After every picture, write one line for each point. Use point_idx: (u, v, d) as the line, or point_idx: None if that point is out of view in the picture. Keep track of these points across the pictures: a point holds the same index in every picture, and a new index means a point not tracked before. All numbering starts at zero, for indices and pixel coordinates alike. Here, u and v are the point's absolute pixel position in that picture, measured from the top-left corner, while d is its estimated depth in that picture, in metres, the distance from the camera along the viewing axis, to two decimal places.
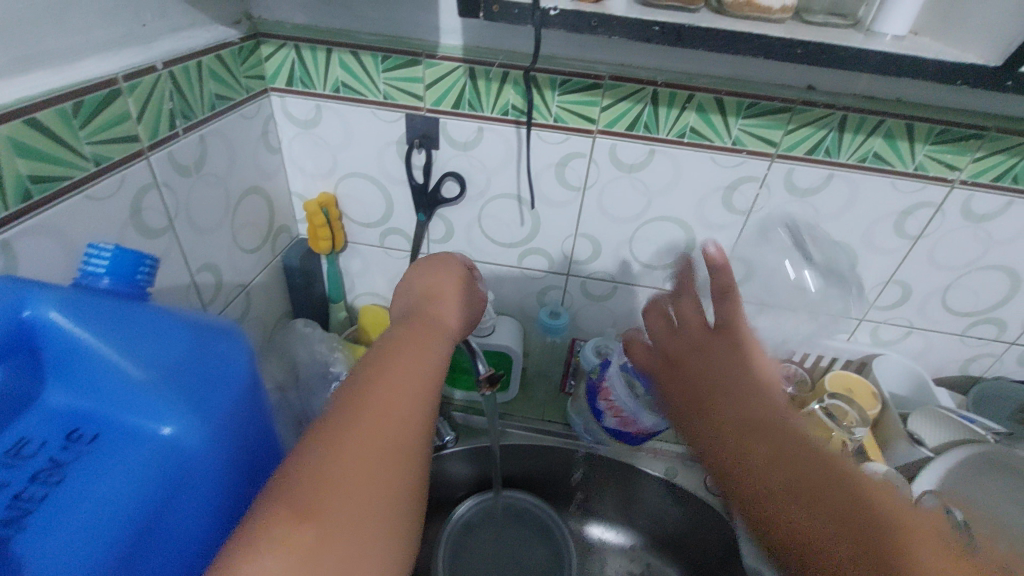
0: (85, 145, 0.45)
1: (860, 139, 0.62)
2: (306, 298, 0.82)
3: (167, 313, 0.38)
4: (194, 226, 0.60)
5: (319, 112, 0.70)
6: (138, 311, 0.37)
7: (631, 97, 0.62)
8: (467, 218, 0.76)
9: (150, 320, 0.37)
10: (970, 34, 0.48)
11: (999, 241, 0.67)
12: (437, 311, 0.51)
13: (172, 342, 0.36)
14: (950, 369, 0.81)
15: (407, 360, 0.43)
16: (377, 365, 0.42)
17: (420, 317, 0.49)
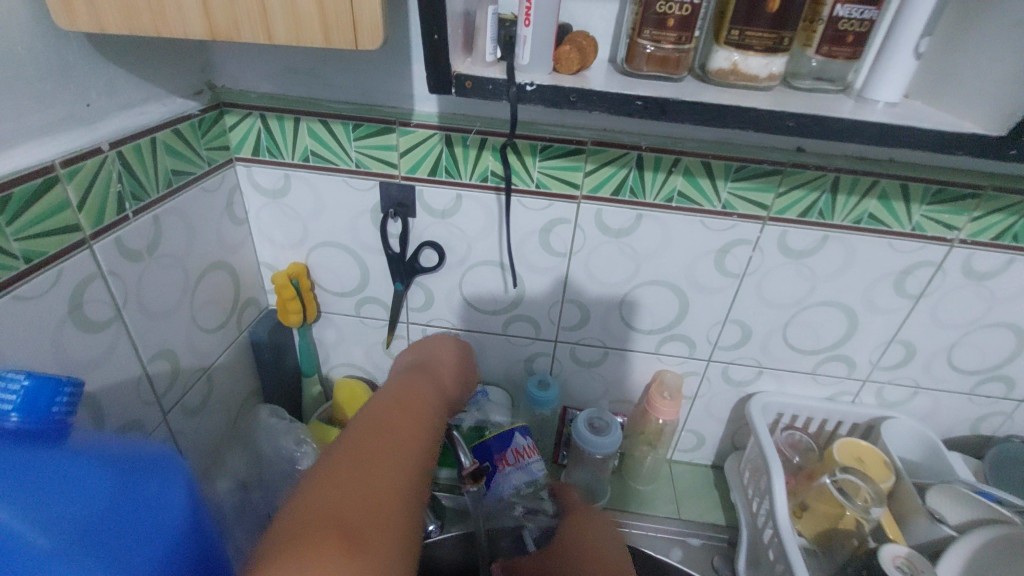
0: (13, 242, 0.41)
1: (854, 201, 0.59)
2: (276, 374, 0.76)
3: (87, 454, 0.32)
4: (146, 313, 0.55)
5: (287, 181, 0.66)
6: (50, 458, 0.31)
7: (615, 162, 0.60)
8: (448, 286, 0.72)
9: (64, 465, 0.31)
10: (965, 100, 0.46)
11: (1002, 299, 0.65)
12: (427, 371, 0.56)
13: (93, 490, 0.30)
14: (960, 429, 0.77)
15: (396, 420, 0.45)
16: (375, 424, 0.44)
17: (410, 385, 0.52)
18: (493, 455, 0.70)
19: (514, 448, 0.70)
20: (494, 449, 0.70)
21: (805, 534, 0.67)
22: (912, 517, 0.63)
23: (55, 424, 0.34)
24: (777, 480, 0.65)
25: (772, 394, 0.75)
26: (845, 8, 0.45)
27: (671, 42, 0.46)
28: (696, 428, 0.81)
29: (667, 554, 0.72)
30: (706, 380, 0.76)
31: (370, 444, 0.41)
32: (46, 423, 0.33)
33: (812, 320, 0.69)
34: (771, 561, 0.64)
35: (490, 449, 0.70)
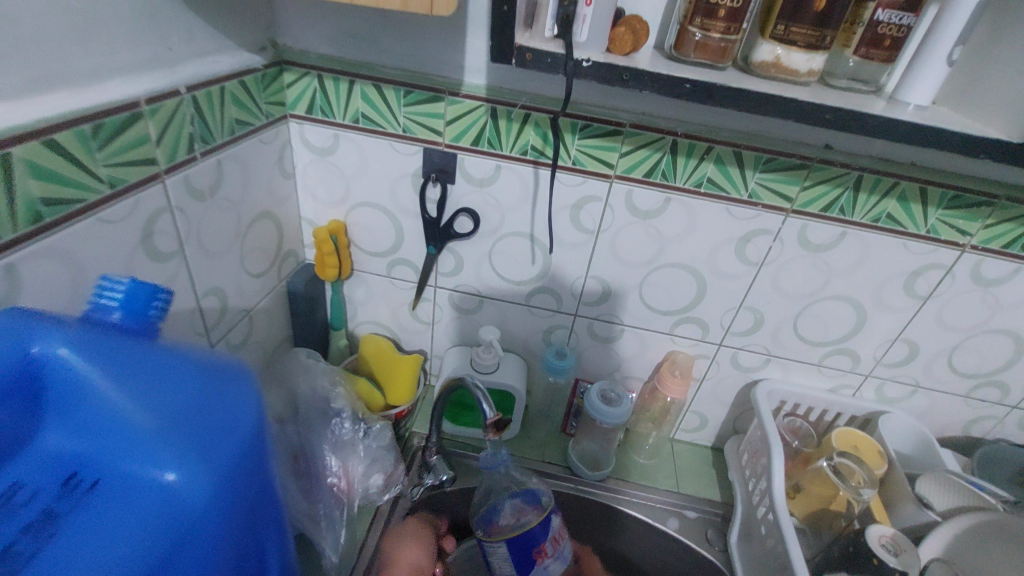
0: (101, 167, 0.44)
1: (874, 200, 0.62)
2: (308, 325, 0.80)
3: (178, 352, 0.36)
4: (204, 250, 0.58)
5: (335, 140, 0.69)
6: (145, 351, 0.35)
7: (651, 145, 0.63)
8: (478, 253, 0.75)
9: (161, 361, 0.35)
10: (992, 108, 0.49)
11: (1006, 306, 0.68)
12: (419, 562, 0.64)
13: (182, 382, 0.34)
14: (954, 429, 0.80)
15: None
16: None
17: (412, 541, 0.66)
18: (536, 543, 0.64)
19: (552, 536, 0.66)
20: (538, 538, 0.64)
21: (798, 514, 0.72)
22: (901, 503, 0.67)
23: (150, 324, 0.38)
24: (777, 460, 0.69)
25: (778, 382, 0.79)
26: (887, 11, 0.48)
27: (718, 32, 0.49)
28: (701, 410, 0.85)
29: (664, 523, 0.76)
30: (714, 363, 0.79)
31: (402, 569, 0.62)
32: (143, 322, 0.38)
33: (822, 312, 0.72)
34: (763, 535, 0.69)
35: (533, 539, 0.64)
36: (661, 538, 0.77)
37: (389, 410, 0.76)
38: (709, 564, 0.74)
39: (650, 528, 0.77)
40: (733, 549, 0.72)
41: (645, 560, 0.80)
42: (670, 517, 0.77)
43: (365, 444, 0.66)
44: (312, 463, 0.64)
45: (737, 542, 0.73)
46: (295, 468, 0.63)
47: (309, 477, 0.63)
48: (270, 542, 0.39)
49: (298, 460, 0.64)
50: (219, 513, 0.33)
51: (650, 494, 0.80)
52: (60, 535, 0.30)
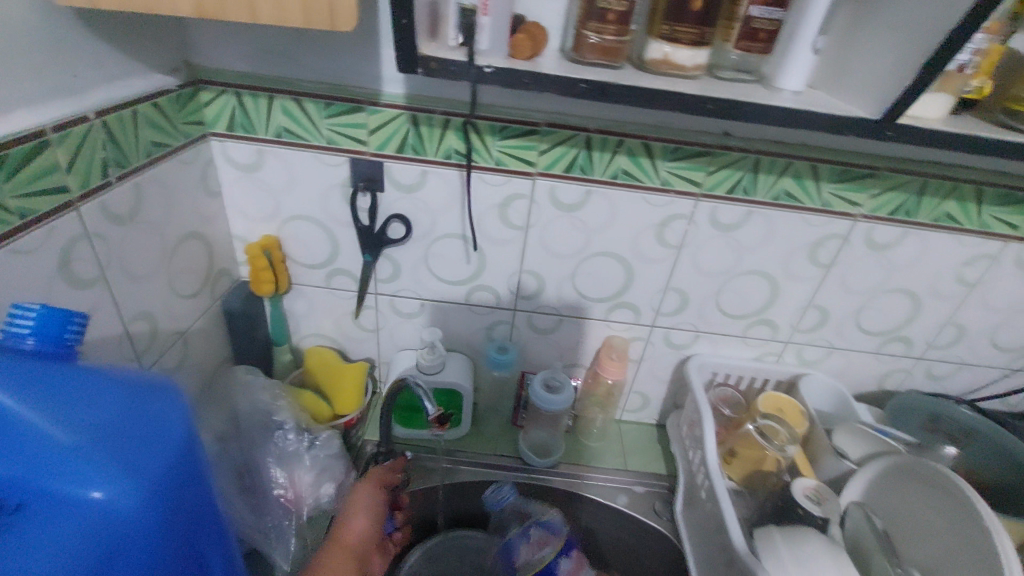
0: (8, 199, 0.44)
1: (772, 180, 0.68)
2: (249, 342, 0.80)
3: (99, 373, 0.37)
4: (129, 274, 0.58)
5: (260, 156, 0.70)
6: (65, 373, 0.36)
7: (566, 142, 0.66)
8: (414, 257, 0.77)
9: (84, 382, 0.36)
10: (857, 90, 0.54)
11: (900, 267, 0.75)
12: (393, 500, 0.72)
13: (107, 403, 0.35)
14: (869, 384, 0.88)
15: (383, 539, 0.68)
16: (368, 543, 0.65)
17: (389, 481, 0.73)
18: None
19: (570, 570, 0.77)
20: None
21: (734, 477, 0.76)
22: (822, 458, 0.73)
23: (68, 347, 0.38)
24: (709, 428, 0.74)
25: (708, 355, 0.84)
26: (759, 8, 0.53)
27: (611, 34, 0.53)
28: (642, 390, 0.89)
29: (614, 500, 0.80)
30: (650, 344, 0.84)
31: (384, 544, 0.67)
32: (60, 346, 0.38)
33: (740, 287, 0.77)
34: (703, 500, 0.73)
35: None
36: (613, 515, 0.81)
37: (337, 419, 0.76)
38: (655, 532, 0.78)
39: (602, 507, 0.81)
40: (678, 516, 0.76)
41: (600, 539, 0.83)
42: (620, 494, 0.81)
43: (312, 454, 0.67)
44: (256, 478, 0.64)
45: (682, 510, 0.77)
46: (240, 484, 0.64)
47: (255, 493, 0.64)
48: (214, 549, 0.41)
49: (243, 476, 0.64)
50: (153, 525, 0.35)
51: (600, 474, 0.83)
52: None
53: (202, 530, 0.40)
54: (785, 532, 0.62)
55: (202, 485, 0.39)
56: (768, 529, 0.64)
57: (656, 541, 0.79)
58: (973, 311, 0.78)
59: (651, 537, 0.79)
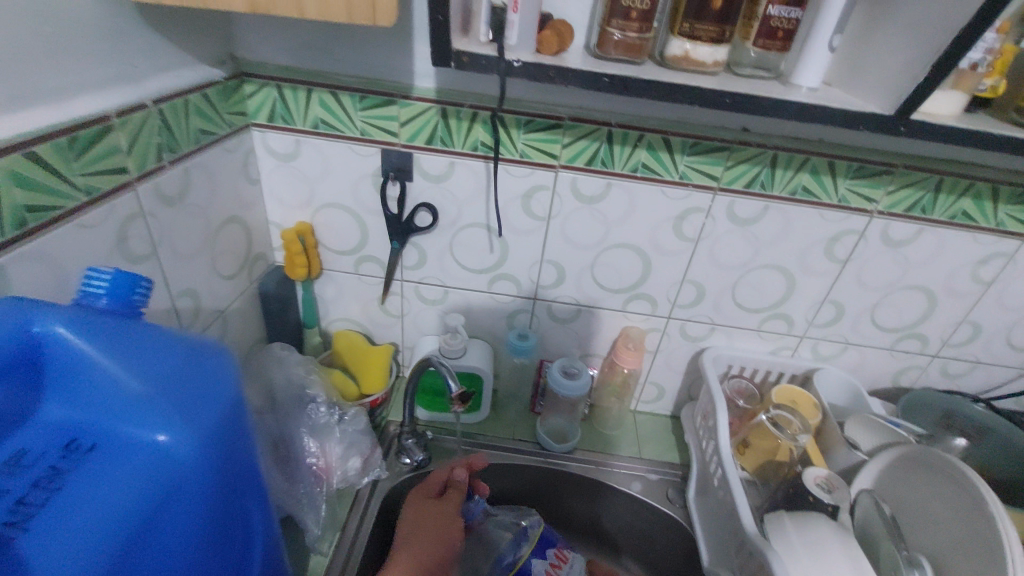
0: (77, 176, 0.48)
1: (790, 175, 0.70)
2: (281, 324, 0.84)
3: (161, 330, 0.40)
4: (176, 252, 0.62)
5: (297, 146, 0.74)
6: (132, 329, 0.40)
7: (589, 136, 0.69)
8: (439, 246, 0.80)
9: (147, 338, 0.40)
10: (870, 87, 0.56)
11: (916, 264, 0.76)
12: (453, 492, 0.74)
13: (165, 358, 0.39)
14: (884, 380, 0.88)
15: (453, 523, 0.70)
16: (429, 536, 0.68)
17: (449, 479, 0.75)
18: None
19: (546, 569, 0.73)
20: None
21: (747, 468, 0.77)
22: (835, 449, 0.74)
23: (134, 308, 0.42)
24: (722, 417, 0.76)
25: (723, 348, 0.86)
26: (777, 7, 0.55)
27: (634, 31, 0.56)
28: (658, 381, 0.91)
29: (628, 486, 0.82)
30: (666, 335, 0.86)
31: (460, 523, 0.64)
32: (127, 306, 0.42)
33: (756, 280, 0.79)
34: (716, 487, 0.75)
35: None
36: (627, 501, 0.83)
37: (363, 397, 0.80)
38: (669, 519, 0.80)
39: (616, 492, 0.83)
40: (690, 503, 0.78)
41: (614, 524, 0.85)
42: (634, 481, 0.83)
43: (341, 429, 0.71)
44: (292, 450, 0.68)
45: (694, 498, 0.79)
46: (277, 456, 0.67)
47: (290, 462, 0.67)
48: (253, 504, 0.45)
49: (279, 448, 0.67)
50: (203, 474, 0.39)
51: (615, 461, 0.85)
52: (65, 487, 0.36)
53: (243, 482, 0.43)
54: (794, 517, 0.63)
55: (245, 443, 0.43)
56: (778, 514, 0.65)
57: (669, 528, 0.81)
58: (990, 309, 0.79)
59: (665, 524, 0.80)
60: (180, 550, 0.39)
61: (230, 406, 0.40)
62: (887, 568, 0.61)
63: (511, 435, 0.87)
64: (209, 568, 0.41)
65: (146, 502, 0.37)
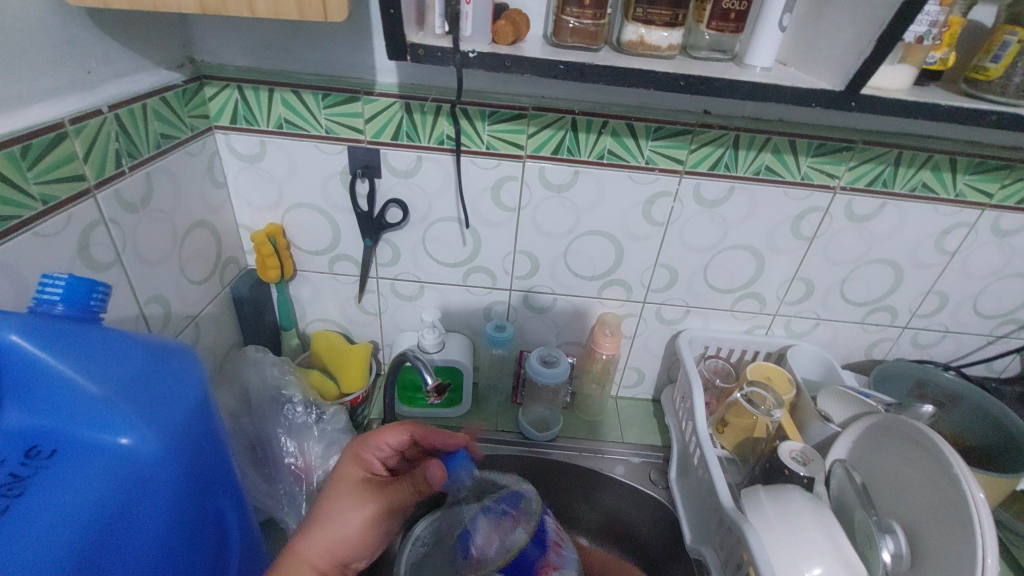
0: (33, 185, 0.48)
1: (753, 155, 0.71)
2: (258, 326, 0.84)
3: (122, 334, 0.40)
4: (141, 258, 0.62)
5: (263, 147, 0.73)
6: (92, 334, 0.39)
7: (554, 125, 0.69)
8: (412, 241, 0.80)
9: (108, 342, 0.39)
10: (823, 65, 0.57)
11: (881, 238, 0.77)
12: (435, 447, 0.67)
13: (128, 361, 0.39)
14: (857, 353, 0.90)
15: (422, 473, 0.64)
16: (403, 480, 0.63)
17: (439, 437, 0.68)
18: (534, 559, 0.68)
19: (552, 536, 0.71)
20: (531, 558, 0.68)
21: (727, 446, 0.79)
22: (810, 423, 0.75)
23: (91, 313, 0.42)
24: (697, 396, 0.77)
25: (698, 330, 0.87)
26: None
27: (589, 18, 0.56)
28: (638, 365, 0.92)
29: (611, 471, 0.83)
30: (641, 319, 0.87)
31: (354, 464, 0.62)
32: (84, 312, 0.41)
33: (726, 261, 0.80)
34: (695, 467, 0.76)
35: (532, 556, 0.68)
36: (612, 486, 0.83)
37: (344, 396, 0.79)
38: (651, 501, 0.81)
39: (599, 477, 0.84)
40: (672, 484, 0.79)
41: (600, 510, 0.86)
42: (616, 465, 0.84)
43: (320, 428, 0.70)
44: (268, 451, 0.68)
45: (676, 478, 0.80)
46: (253, 457, 0.67)
47: (266, 462, 0.68)
48: (224, 503, 0.45)
49: (256, 450, 0.68)
50: (175, 466, 0.39)
51: (597, 447, 0.86)
52: (27, 494, 0.36)
53: (214, 480, 0.44)
54: (770, 490, 0.63)
55: (214, 437, 0.43)
56: (754, 488, 0.65)
57: (652, 510, 0.81)
58: (954, 279, 0.81)
59: (647, 505, 0.81)
60: (151, 551, 0.39)
61: (196, 401, 0.41)
62: (859, 533, 0.61)
63: (493, 427, 0.88)
64: (183, 567, 0.41)
65: (113, 502, 0.37)
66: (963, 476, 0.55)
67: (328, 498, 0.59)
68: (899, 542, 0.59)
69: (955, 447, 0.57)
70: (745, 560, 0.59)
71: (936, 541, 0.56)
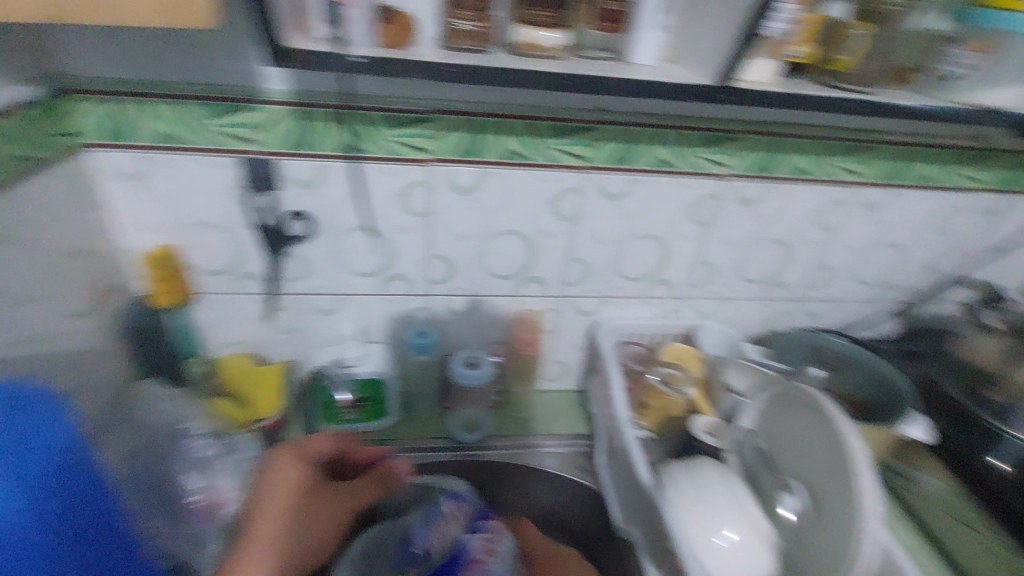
0: None
1: (649, 149, 0.74)
2: (156, 357, 0.77)
3: None
4: (6, 294, 0.55)
5: (147, 164, 0.68)
6: None
7: (455, 127, 0.69)
8: (320, 253, 0.77)
9: None
10: (699, 60, 0.60)
11: (769, 219, 0.83)
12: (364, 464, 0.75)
13: None
14: (759, 327, 0.97)
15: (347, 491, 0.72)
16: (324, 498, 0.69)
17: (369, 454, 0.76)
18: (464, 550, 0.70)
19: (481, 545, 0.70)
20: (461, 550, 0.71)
21: (649, 426, 0.82)
22: (719, 397, 0.80)
23: None
24: (616, 382, 0.80)
25: (615, 319, 0.90)
26: None
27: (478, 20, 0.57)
28: (562, 358, 0.94)
29: (542, 464, 0.85)
30: (561, 313, 0.89)
31: (300, 471, 0.62)
32: None
33: (634, 251, 0.84)
34: (619, 451, 0.78)
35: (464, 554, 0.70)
36: (544, 480, 0.85)
37: (259, 420, 0.76)
38: (582, 489, 0.83)
39: (532, 472, 0.85)
40: (601, 470, 0.82)
41: (535, 505, 0.87)
42: (547, 458, 0.86)
43: (225, 457, 0.68)
44: (171, 490, 0.62)
45: (603, 464, 0.82)
46: (156, 499, 0.61)
47: (170, 502, 0.62)
48: (96, 553, 0.46)
49: (157, 491, 0.62)
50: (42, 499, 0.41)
51: (527, 443, 0.87)
52: None
53: (80, 532, 0.44)
54: (686, 466, 0.66)
55: (69, 473, 0.43)
56: (671, 465, 0.67)
57: (584, 498, 0.84)
58: (835, 251, 0.89)
59: (579, 494, 0.84)
60: None
61: (65, 436, 0.43)
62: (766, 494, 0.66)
63: (423, 435, 0.87)
64: None
65: None
66: (848, 432, 0.59)
67: (265, 500, 0.59)
68: (799, 499, 0.63)
69: (840, 405, 0.61)
70: (666, 535, 0.62)
71: (826, 494, 0.61)
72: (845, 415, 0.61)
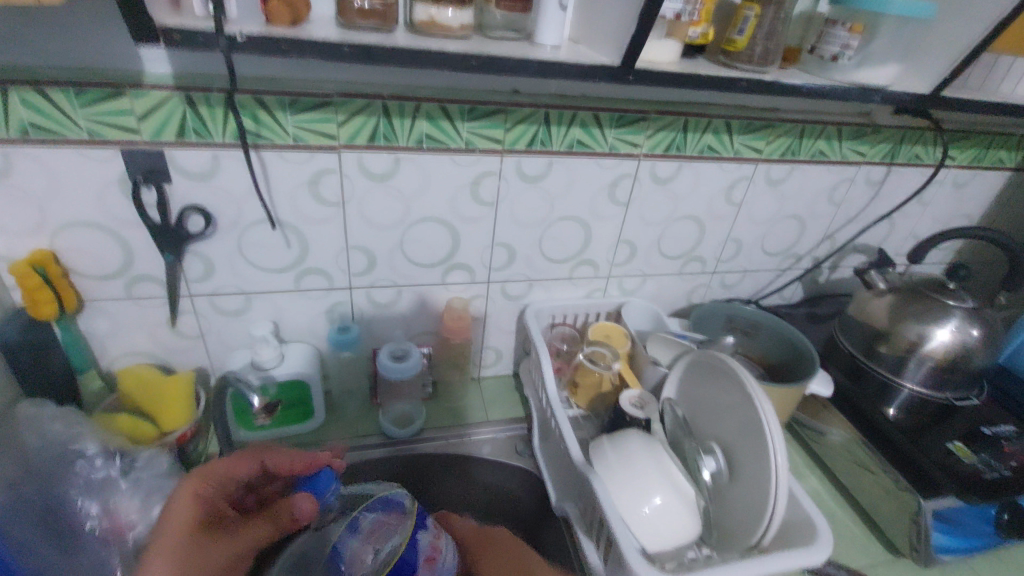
0: None
1: (564, 130, 0.74)
2: (40, 376, 0.70)
3: None
4: None
5: (7, 159, 0.60)
6: None
7: (364, 112, 0.66)
8: (227, 250, 0.72)
9: None
10: (604, 41, 0.61)
11: (683, 196, 0.87)
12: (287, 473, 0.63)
13: None
14: (681, 301, 1.02)
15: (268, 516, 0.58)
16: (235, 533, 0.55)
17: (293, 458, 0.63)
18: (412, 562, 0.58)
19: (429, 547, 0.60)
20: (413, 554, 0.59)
21: (580, 405, 0.84)
22: (644, 369, 0.83)
23: None
24: (546, 363, 0.80)
25: (544, 301, 0.91)
26: None
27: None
28: (494, 344, 0.94)
29: (479, 451, 0.84)
30: (489, 299, 0.88)
31: (193, 506, 0.54)
32: None
33: (557, 233, 0.84)
34: (553, 431, 0.79)
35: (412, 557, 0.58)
36: (482, 466, 0.85)
37: (167, 434, 0.70)
38: (520, 472, 0.84)
39: (470, 460, 0.85)
40: (537, 451, 0.82)
41: (475, 492, 0.87)
42: (484, 445, 0.86)
43: (131, 478, 0.61)
44: (64, 515, 0.57)
45: (539, 445, 0.83)
46: (45, 527, 0.55)
47: (64, 528, 0.56)
48: None
49: (48, 517, 0.56)
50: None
51: (463, 431, 0.87)
52: None
53: None
54: (613, 439, 0.67)
55: None
56: (600, 440, 0.69)
57: (522, 480, 0.84)
58: (744, 225, 0.94)
59: (517, 477, 0.84)
60: None
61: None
62: (690, 459, 0.68)
63: (355, 433, 0.84)
64: None
65: None
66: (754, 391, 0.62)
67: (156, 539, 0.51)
68: (719, 460, 0.66)
69: (746, 368, 0.65)
70: (598, 508, 0.63)
71: (743, 453, 0.64)
72: (749, 377, 0.64)
